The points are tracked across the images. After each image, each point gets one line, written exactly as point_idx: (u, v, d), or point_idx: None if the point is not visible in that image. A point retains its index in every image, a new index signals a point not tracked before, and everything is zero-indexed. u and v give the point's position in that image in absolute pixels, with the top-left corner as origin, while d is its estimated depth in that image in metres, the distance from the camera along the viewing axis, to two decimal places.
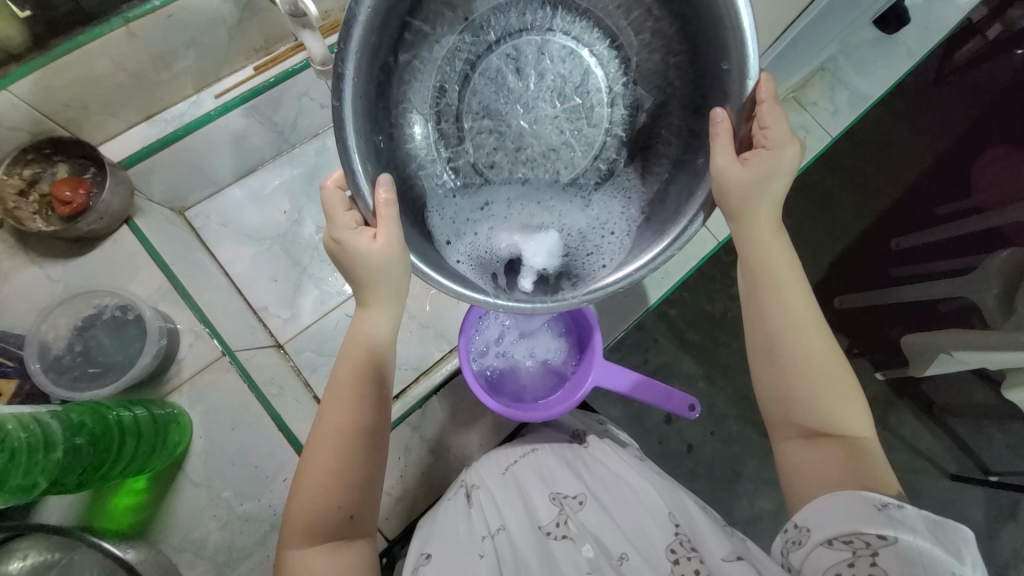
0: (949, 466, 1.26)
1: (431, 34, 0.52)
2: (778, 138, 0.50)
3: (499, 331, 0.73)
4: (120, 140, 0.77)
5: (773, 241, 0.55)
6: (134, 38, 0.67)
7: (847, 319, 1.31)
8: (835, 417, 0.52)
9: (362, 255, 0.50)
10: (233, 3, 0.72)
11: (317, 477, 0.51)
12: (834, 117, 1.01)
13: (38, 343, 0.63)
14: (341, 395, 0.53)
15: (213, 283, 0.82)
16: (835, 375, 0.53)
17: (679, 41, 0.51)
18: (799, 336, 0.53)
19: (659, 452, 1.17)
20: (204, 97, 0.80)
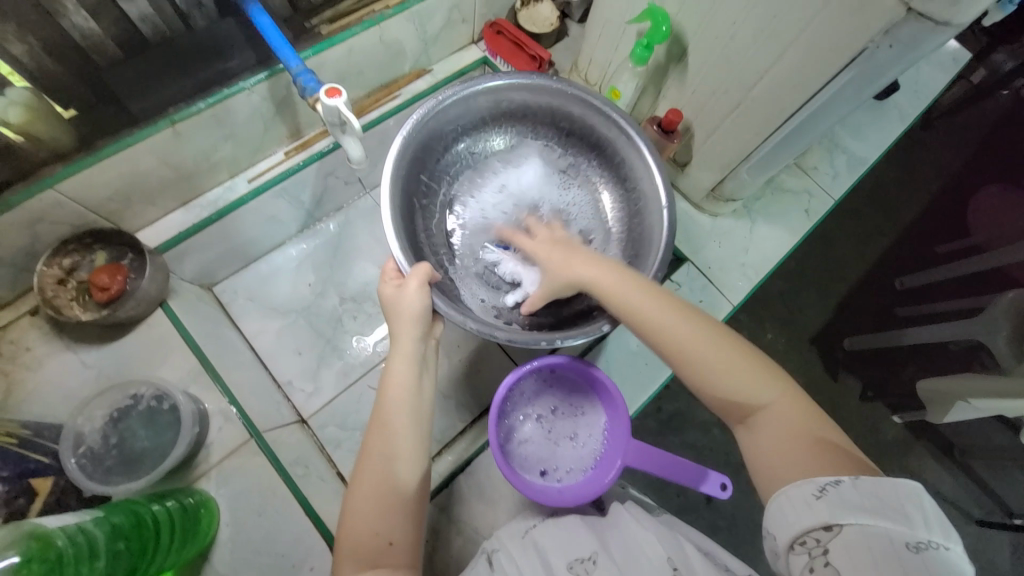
0: (974, 511, 1.21)
1: (435, 174, 0.78)
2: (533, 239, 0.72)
3: (542, 405, 0.77)
4: (157, 227, 0.81)
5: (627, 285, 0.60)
6: (178, 136, 0.72)
7: (856, 360, 1.29)
8: (746, 391, 0.52)
9: (401, 300, 0.62)
10: (271, 100, 0.78)
11: (371, 499, 0.55)
12: (834, 180, 1.04)
13: (73, 434, 0.65)
14: (386, 421, 0.58)
15: (240, 359, 0.83)
16: (732, 351, 0.54)
17: (604, 136, 0.77)
18: (688, 335, 0.54)
19: (676, 506, 1.14)
20: (237, 181, 0.85)
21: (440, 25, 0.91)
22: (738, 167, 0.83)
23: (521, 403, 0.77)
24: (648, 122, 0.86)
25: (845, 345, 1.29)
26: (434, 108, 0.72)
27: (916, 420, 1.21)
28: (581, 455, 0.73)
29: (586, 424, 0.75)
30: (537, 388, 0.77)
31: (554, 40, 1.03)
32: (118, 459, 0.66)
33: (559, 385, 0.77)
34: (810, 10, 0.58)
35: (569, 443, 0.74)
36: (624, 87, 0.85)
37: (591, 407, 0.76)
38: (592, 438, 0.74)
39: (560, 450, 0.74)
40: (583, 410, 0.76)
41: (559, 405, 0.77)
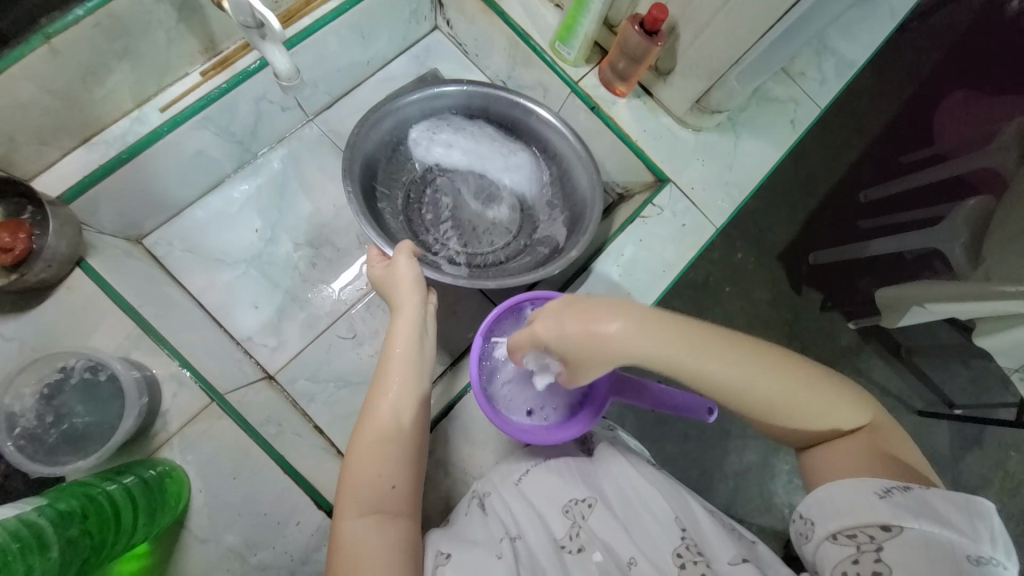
0: (916, 403, 1.31)
1: (383, 180, 0.88)
2: (571, 323, 0.50)
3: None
4: (56, 172, 0.67)
5: (680, 351, 0.49)
6: (57, 53, 0.57)
7: (820, 274, 1.32)
8: (819, 420, 0.51)
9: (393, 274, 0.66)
10: (170, 3, 0.62)
11: (369, 444, 0.53)
12: (821, 86, 0.97)
13: (3, 415, 0.57)
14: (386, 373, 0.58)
15: (189, 317, 0.75)
16: (810, 391, 0.51)
17: (516, 117, 0.88)
18: (750, 383, 0.49)
19: (652, 422, 1.19)
20: (147, 111, 0.71)
21: None
22: (727, 73, 0.75)
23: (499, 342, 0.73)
24: (629, 21, 0.75)
25: (810, 260, 1.32)
26: (367, 122, 0.79)
27: (870, 325, 1.28)
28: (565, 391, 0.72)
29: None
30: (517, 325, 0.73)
31: None
32: (64, 437, 0.60)
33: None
34: None
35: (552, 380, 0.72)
36: None
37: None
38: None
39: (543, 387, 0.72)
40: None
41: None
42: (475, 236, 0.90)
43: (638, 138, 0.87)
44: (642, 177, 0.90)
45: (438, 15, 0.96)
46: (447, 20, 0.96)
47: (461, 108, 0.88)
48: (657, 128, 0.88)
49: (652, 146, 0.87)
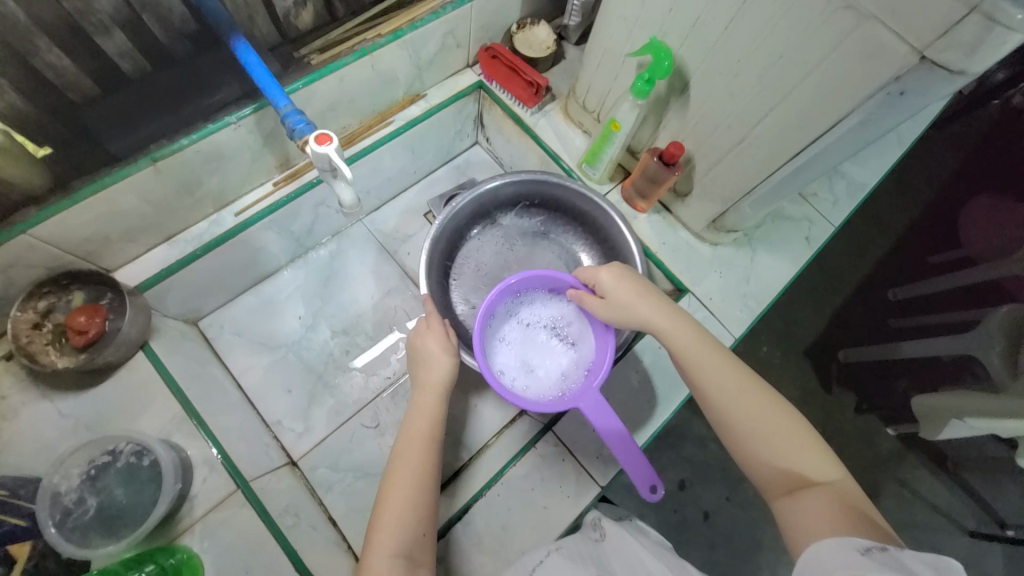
0: (967, 522, 1.19)
1: (456, 261, 0.99)
2: (606, 270, 0.71)
3: (540, 317, 0.81)
4: (138, 265, 0.77)
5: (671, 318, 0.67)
6: (160, 173, 0.68)
7: (852, 375, 1.26)
8: (782, 446, 0.57)
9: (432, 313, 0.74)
10: (258, 133, 0.74)
11: (398, 511, 0.57)
12: (834, 207, 1.03)
13: (49, 495, 0.60)
14: (410, 453, 0.61)
15: (227, 400, 0.80)
16: (776, 419, 0.58)
17: (577, 210, 0.96)
18: (712, 370, 0.62)
19: (674, 522, 1.12)
20: (224, 215, 0.82)
21: (433, 51, 0.89)
22: (740, 201, 0.81)
23: (519, 308, 0.81)
24: (648, 154, 0.84)
25: (839, 357, 1.27)
26: (450, 214, 0.91)
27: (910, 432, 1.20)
28: (550, 374, 0.76)
29: (574, 353, 0.78)
30: (542, 301, 0.81)
31: (550, 64, 1.01)
32: (98, 520, 0.62)
33: (564, 309, 0.80)
34: (821, 53, 0.56)
35: (546, 359, 0.78)
36: (624, 119, 0.81)
37: (585, 341, 0.78)
38: (570, 365, 0.77)
39: (537, 358, 0.78)
40: (576, 340, 0.78)
41: (557, 323, 0.80)
42: None
43: (659, 250, 0.93)
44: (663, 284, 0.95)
45: (479, 133, 1.10)
46: (486, 137, 1.10)
47: (530, 197, 0.98)
48: (676, 241, 0.93)
49: (671, 257, 0.93)
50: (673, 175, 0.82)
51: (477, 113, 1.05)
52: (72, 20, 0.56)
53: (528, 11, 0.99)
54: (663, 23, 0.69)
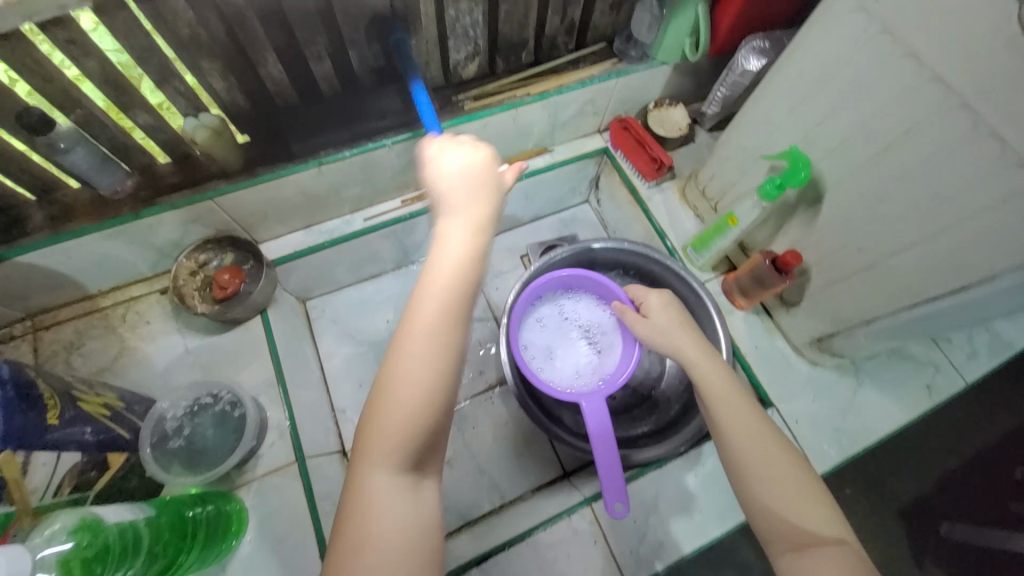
0: None
1: None
2: (656, 296, 0.74)
3: (580, 317, 0.89)
4: (279, 242, 0.90)
5: (697, 351, 0.66)
6: (321, 174, 0.80)
7: (953, 557, 1.06)
8: (797, 501, 0.54)
9: (452, 200, 0.56)
10: (404, 157, 0.85)
11: (413, 387, 0.48)
12: (969, 360, 0.90)
13: (156, 416, 0.71)
14: (428, 313, 0.50)
15: (309, 377, 0.88)
16: (794, 472, 0.56)
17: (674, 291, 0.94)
18: (729, 406, 0.60)
19: None
20: (355, 217, 0.93)
21: (572, 114, 0.96)
22: (856, 328, 0.76)
23: (562, 303, 0.90)
24: (762, 254, 0.81)
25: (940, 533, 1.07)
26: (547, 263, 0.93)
27: None
28: (566, 367, 0.84)
29: (596, 359, 0.85)
30: (585, 304, 0.89)
31: (678, 144, 1.03)
32: (184, 454, 0.71)
33: (602, 320, 0.88)
34: (984, 203, 0.52)
35: (570, 352, 0.86)
36: (743, 215, 0.80)
37: (609, 354, 0.85)
38: (587, 367, 0.84)
39: (561, 349, 0.86)
40: (603, 351, 0.86)
41: (591, 329, 0.87)
42: None
43: (749, 352, 0.87)
44: None
45: (592, 193, 1.15)
46: (598, 198, 1.14)
47: (629, 265, 0.98)
48: (771, 348, 0.88)
49: (761, 363, 0.87)
50: (790, 280, 0.78)
51: (595, 175, 1.10)
52: (301, 47, 0.69)
53: (668, 93, 1.03)
54: (809, 135, 0.68)
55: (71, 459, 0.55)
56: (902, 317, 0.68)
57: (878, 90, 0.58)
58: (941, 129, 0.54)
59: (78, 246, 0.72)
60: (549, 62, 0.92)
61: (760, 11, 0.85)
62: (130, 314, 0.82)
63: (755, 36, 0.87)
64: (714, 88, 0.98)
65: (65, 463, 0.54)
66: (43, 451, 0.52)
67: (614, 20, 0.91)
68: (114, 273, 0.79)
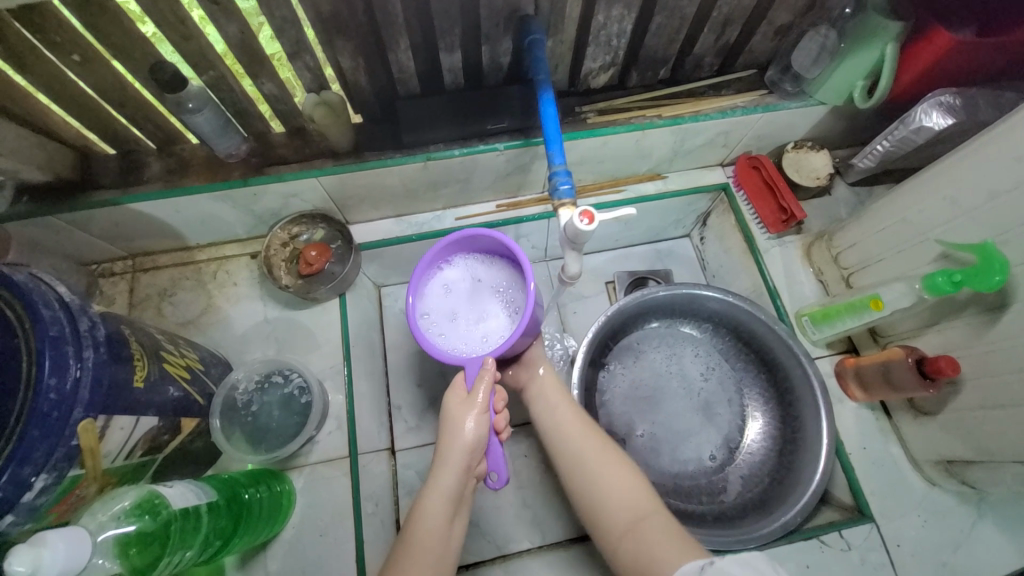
0: None
1: (620, 342, 0.91)
2: None
3: (489, 276, 0.68)
4: (369, 226, 0.88)
5: (539, 374, 0.73)
6: (425, 169, 0.77)
7: None
8: (627, 489, 0.58)
9: (462, 413, 0.60)
10: (512, 163, 0.80)
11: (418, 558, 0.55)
12: None
13: (229, 384, 0.72)
14: (431, 532, 0.56)
15: (372, 367, 0.88)
16: (614, 463, 0.61)
17: (776, 360, 0.84)
18: (553, 424, 0.69)
19: None
20: (447, 215, 0.90)
21: (698, 143, 0.86)
22: (1006, 465, 0.63)
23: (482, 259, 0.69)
24: (906, 352, 0.68)
25: None
26: (639, 299, 0.85)
27: None
28: (472, 331, 0.66)
29: (503, 329, 0.65)
30: (510, 269, 0.68)
31: (812, 195, 0.90)
32: (247, 426, 0.71)
33: (515, 279, 0.67)
34: None
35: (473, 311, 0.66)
36: (891, 300, 0.68)
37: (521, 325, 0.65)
38: (489, 331, 0.65)
39: (463, 309, 0.67)
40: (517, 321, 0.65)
41: (501, 289, 0.67)
42: (664, 440, 0.86)
43: (854, 453, 0.76)
44: (841, 493, 0.76)
45: (696, 229, 1.05)
46: (702, 236, 1.03)
47: (729, 321, 0.88)
48: (883, 454, 0.75)
49: (866, 469, 0.75)
50: (936, 389, 0.65)
51: (705, 211, 0.99)
52: (435, 36, 0.65)
53: (813, 135, 0.90)
54: (1012, 229, 0.56)
55: (148, 423, 0.55)
56: None
57: None
58: None
59: (187, 203, 0.73)
60: (687, 84, 0.82)
61: (961, 62, 0.71)
62: (220, 272, 0.84)
63: (944, 90, 0.73)
64: (874, 140, 0.84)
65: (141, 428, 0.54)
66: (122, 415, 0.50)
67: (774, 46, 0.79)
68: (214, 231, 0.81)
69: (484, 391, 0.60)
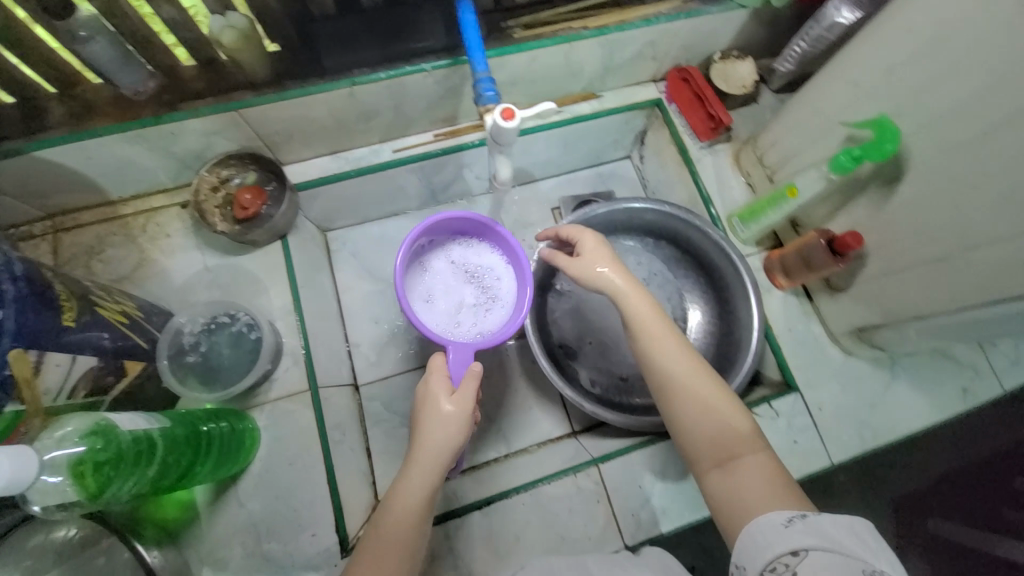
0: None
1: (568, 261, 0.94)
2: (591, 234, 0.68)
3: (473, 265, 0.70)
4: (305, 165, 0.86)
5: (627, 283, 0.64)
6: (353, 96, 0.75)
7: (943, 556, 1.07)
8: (725, 429, 0.57)
9: (441, 409, 0.56)
10: (442, 85, 0.78)
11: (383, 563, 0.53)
12: (1015, 369, 0.86)
13: (173, 329, 0.71)
14: (399, 532, 0.54)
15: (326, 309, 0.88)
16: (711, 390, 0.58)
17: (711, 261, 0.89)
18: (645, 333, 0.62)
19: None
20: (384, 147, 0.88)
21: (628, 56, 0.87)
22: (906, 323, 0.71)
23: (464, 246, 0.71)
24: (816, 233, 0.74)
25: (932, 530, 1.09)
26: (580, 215, 0.88)
27: None
28: (448, 313, 0.67)
29: (483, 316, 0.68)
30: (496, 261, 0.70)
31: (740, 103, 0.94)
32: (200, 370, 0.71)
33: (503, 273, 0.69)
34: None
35: (454, 294, 0.68)
36: (806, 187, 0.74)
37: (502, 312, 0.68)
38: (467, 317, 0.67)
39: (442, 292, 0.68)
40: (496, 311, 0.68)
41: (485, 278, 0.69)
42: None
43: (781, 335, 0.83)
44: (772, 373, 0.84)
45: (635, 149, 1.07)
46: (642, 155, 1.06)
47: (668, 230, 0.92)
48: (806, 334, 0.83)
49: (792, 348, 0.83)
50: (841, 265, 0.73)
51: (642, 129, 1.01)
52: None
53: (738, 43, 0.92)
54: (904, 102, 0.60)
55: (87, 363, 0.55)
56: (959, 315, 0.64)
57: (1000, 55, 0.50)
58: None
59: (98, 147, 0.68)
60: None
61: None
62: (150, 224, 0.80)
63: None
64: (792, 42, 0.87)
65: (80, 367, 0.54)
66: (57, 353, 0.51)
67: None
68: (135, 180, 0.77)
69: (468, 394, 0.57)
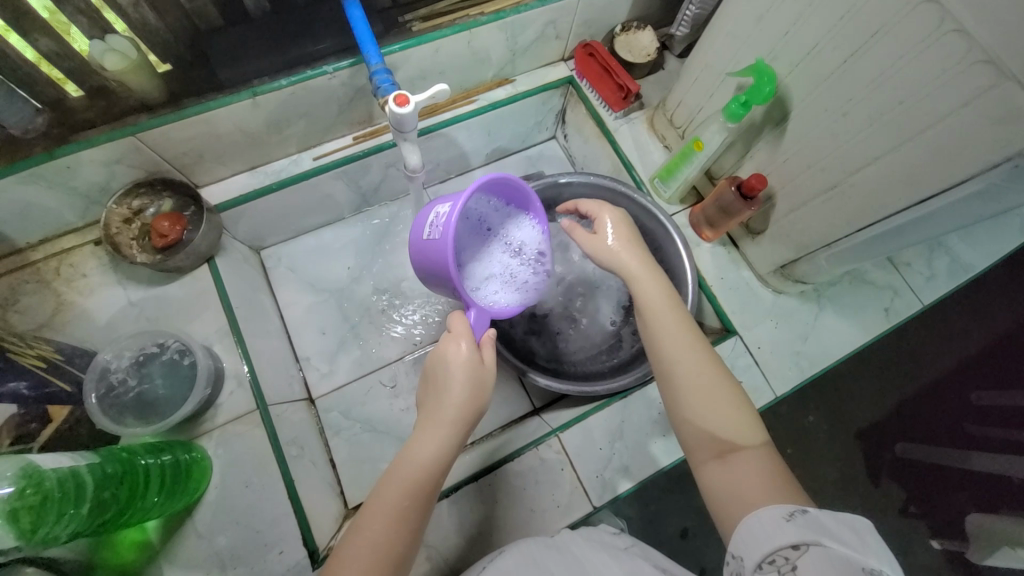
0: None
1: None
2: (610, 210, 0.71)
3: (512, 241, 0.71)
4: (223, 185, 0.84)
5: (641, 267, 0.66)
6: (257, 107, 0.74)
7: (907, 471, 1.12)
8: (728, 420, 0.56)
9: (455, 362, 0.58)
10: (350, 87, 0.78)
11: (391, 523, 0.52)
12: (928, 282, 0.92)
13: (100, 368, 0.69)
14: (409, 493, 0.54)
15: (268, 327, 0.86)
16: (717, 380, 0.58)
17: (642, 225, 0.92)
18: (654, 314, 0.63)
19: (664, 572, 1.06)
20: (303, 157, 0.87)
21: (532, 38, 0.89)
22: (817, 252, 0.75)
23: (505, 218, 0.72)
24: (728, 181, 0.78)
25: (896, 449, 1.14)
26: None
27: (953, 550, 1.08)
28: (476, 277, 0.68)
29: (505, 290, 0.69)
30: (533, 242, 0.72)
31: (647, 71, 0.97)
32: (135, 406, 0.69)
33: (537, 257, 0.71)
34: (948, 105, 0.50)
35: (486, 263, 0.69)
36: (709, 140, 0.77)
37: (526, 293, 0.69)
38: (491, 288, 0.68)
39: (476, 257, 0.69)
40: (522, 290, 0.69)
41: (517, 258, 0.71)
42: None
43: (715, 284, 0.87)
44: (712, 321, 0.88)
45: (559, 129, 1.10)
46: (565, 134, 1.09)
47: None
48: (737, 280, 0.88)
49: (726, 295, 0.87)
50: (752, 208, 0.77)
51: (561, 108, 1.04)
52: None
53: (636, 14, 0.96)
54: (777, 45, 0.65)
55: (5, 411, 0.53)
56: (860, 236, 0.68)
57: None
58: (906, 28, 0.51)
59: None
60: None
61: None
62: (63, 267, 0.77)
63: None
64: (683, 7, 0.91)
65: None
66: None
67: None
68: (38, 222, 0.73)
69: (485, 353, 0.60)
